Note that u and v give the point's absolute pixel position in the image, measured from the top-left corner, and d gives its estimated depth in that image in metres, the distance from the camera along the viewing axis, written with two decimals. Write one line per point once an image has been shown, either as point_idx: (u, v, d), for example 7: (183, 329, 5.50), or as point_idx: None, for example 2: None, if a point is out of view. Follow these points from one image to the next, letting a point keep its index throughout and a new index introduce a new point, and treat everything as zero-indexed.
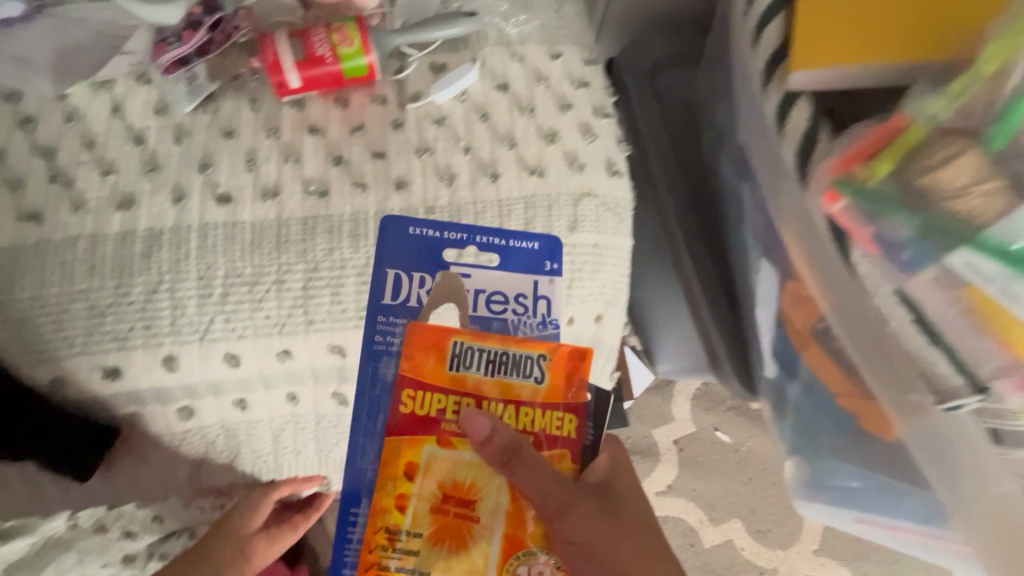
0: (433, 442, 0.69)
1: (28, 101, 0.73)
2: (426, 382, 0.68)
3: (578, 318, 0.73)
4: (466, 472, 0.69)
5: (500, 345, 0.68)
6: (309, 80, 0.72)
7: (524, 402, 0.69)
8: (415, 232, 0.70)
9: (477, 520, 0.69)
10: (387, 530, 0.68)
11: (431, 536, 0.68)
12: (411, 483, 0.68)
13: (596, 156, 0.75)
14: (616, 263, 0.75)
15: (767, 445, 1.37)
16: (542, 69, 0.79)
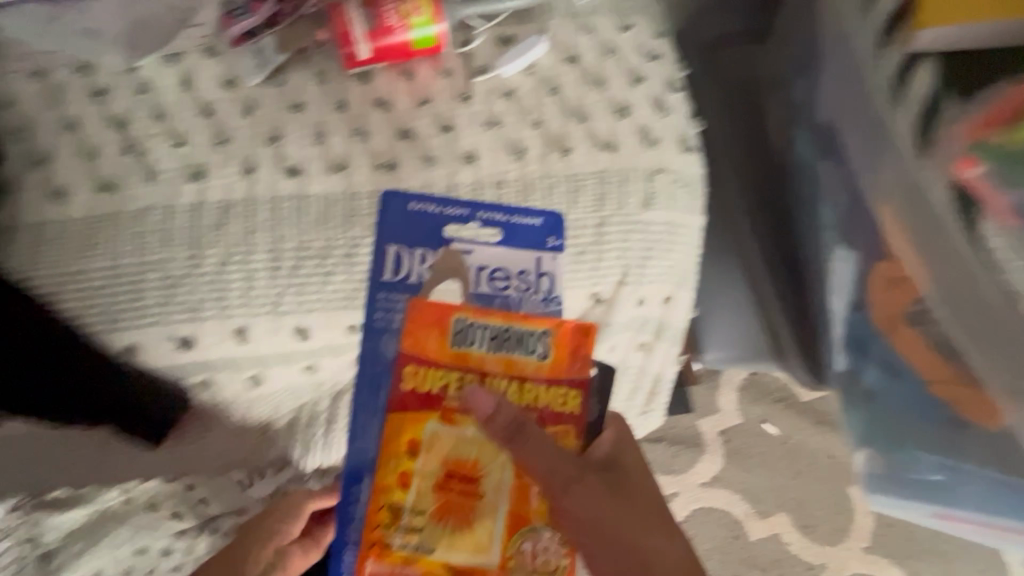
0: (437, 419, 0.58)
1: (99, 73, 0.73)
2: (428, 359, 0.58)
3: (648, 298, 0.72)
4: (472, 447, 0.58)
5: (501, 323, 0.58)
6: (378, 52, 0.72)
7: (527, 379, 0.58)
8: (414, 207, 0.60)
9: (486, 498, 0.58)
10: (392, 512, 0.58)
11: (437, 512, 0.57)
12: (414, 461, 0.58)
13: (669, 132, 0.72)
14: (687, 242, 0.73)
15: (815, 439, 1.34)
16: (611, 41, 0.76)
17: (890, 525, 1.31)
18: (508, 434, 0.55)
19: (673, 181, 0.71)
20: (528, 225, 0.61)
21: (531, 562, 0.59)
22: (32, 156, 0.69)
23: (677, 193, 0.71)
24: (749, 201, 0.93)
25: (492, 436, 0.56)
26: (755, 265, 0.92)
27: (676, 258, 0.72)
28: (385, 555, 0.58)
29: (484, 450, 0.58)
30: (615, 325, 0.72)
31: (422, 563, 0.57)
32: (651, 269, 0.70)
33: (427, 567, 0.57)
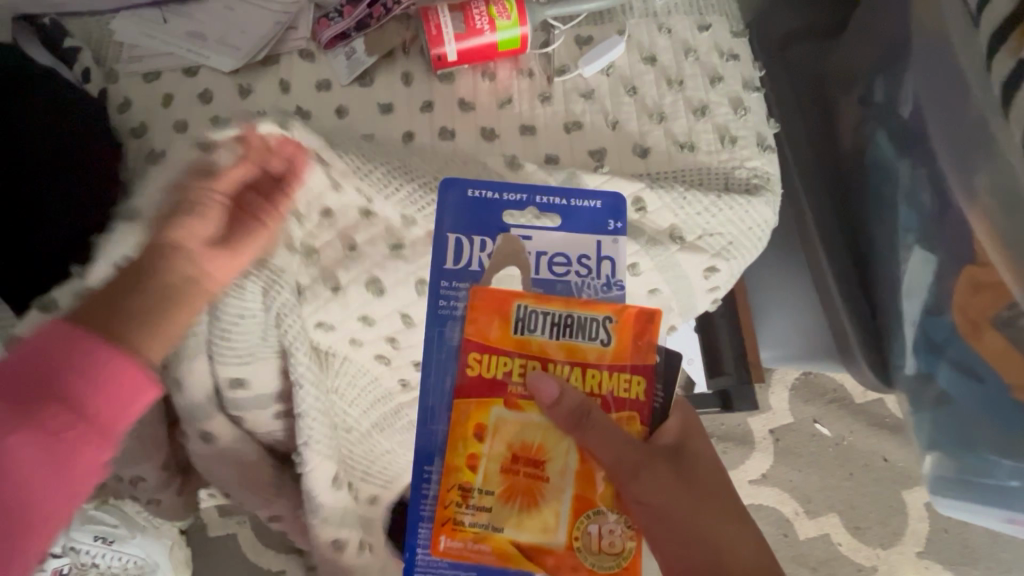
0: (502, 404, 0.59)
1: (204, 75, 0.78)
2: (491, 345, 0.59)
3: (718, 270, 0.72)
4: (537, 433, 0.59)
5: (562, 309, 0.59)
6: (465, 54, 0.75)
7: (590, 365, 0.59)
8: (472, 195, 0.62)
9: (552, 483, 0.58)
10: (462, 496, 0.58)
11: (504, 493, 0.58)
12: (482, 444, 0.58)
13: (746, 132, 0.73)
14: (755, 228, 0.72)
15: (868, 441, 1.33)
16: (690, 41, 0.77)
17: (945, 531, 1.29)
18: (573, 419, 0.57)
19: (748, 183, 0.72)
20: (586, 210, 0.63)
21: (597, 551, 0.58)
22: (148, 153, 0.75)
23: (752, 193, 0.71)
24: (818, 201, 0.93)
25: (559, 421, 0.57)
26: (821, 266, 0.91)
27: (724, 227, 0.71)
28: (457, 536, 0.58)
29: (550, 436, 0.59)
30: (650, 244, 0.68)
31: (492, 544, 0.58)
32: (695, 223, 0.70)
33: (497, 550, 0.58)
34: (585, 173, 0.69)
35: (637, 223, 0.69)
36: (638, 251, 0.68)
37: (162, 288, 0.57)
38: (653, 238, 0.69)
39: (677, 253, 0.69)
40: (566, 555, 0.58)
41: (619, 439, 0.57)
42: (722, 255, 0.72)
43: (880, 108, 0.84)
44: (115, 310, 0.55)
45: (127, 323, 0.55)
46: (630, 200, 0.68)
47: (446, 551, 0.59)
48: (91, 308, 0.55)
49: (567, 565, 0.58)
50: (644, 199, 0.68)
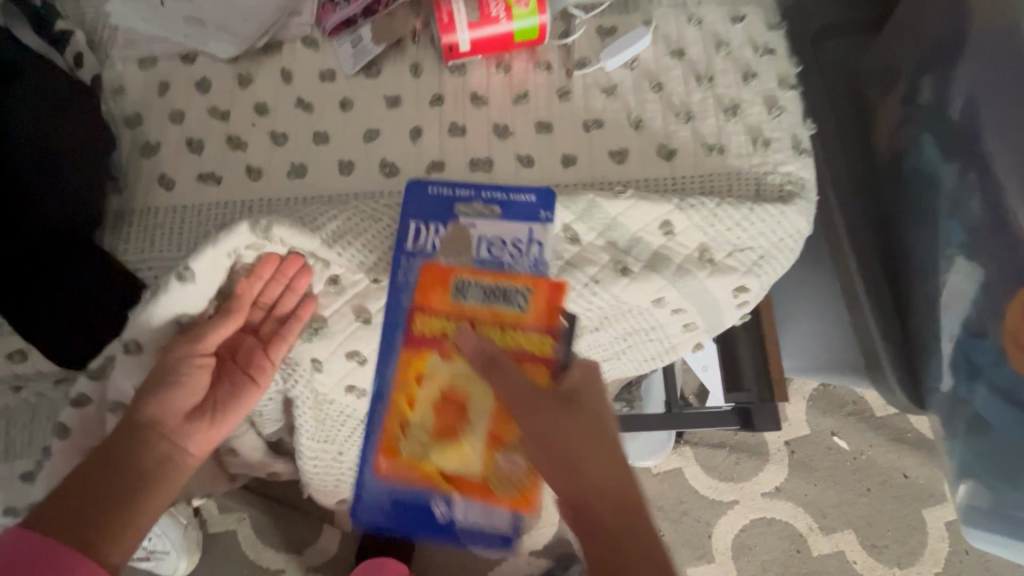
0: (437, 355, 0.63)
1: (203, 63, 0.74)
2: (430, 307, 0.63)
3: (748, 287, 0.68)
4: (461, 377, 0.63)
5: (491, 282, 0.63)
6: (478, 45, 0.69)
7: (510, 330, 0.63)
8: (433, 191, 0.65)
9: (471, 424, 0.63)
10: (397, 429, 0.64)
11: (431, 429, 0.63)
12: (417, 389, 0.63)
13: (781, 134, 0.68)
14: (789, 241, 0.67)
15: (887, 455, 1.28)
16: (721, 34, 0.72)
17: (967, 552, 1.23)
18: (483, 365, 0.60)
19: (781, 190, 0.66)
20: (522, 200, 0.64)
21: (504, 483, 0.64)
22: (144, 144, 0.71)
23: (785, 201, 0.66)
24: (851, 209, 0.87)
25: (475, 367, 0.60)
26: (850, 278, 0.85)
27: (756, 241, 0.66)
28: (396, 459, 0.64)
29: (470, 382, 0.63)
30: (680, 274, 0.66)
31: (421, 471, 0.64)
32: (725, 240, 0.66)
33: (424, 477, 0.64)
34: (605, 200, 0.64)
35: (664, 248, 0.66)
36: (667, 286, 0.67)
37: (147, 467, 0.60)
38: (682, 267, 0.66)
39: (709, 279, 0.67)
40: (481, 484, 0.64)
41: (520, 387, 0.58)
42: (753, 272, 0.68)
43: (926, 111, 0.78)
44: (103, 494, 0.58)
45: (114, 511, 0.57)
46: (657, 225, 0.65)
47: (384, 476, 0.64)
48: (73, 487, 0.57)
49: (479, 490, 0.64)
50: (672, 222, 0.65)
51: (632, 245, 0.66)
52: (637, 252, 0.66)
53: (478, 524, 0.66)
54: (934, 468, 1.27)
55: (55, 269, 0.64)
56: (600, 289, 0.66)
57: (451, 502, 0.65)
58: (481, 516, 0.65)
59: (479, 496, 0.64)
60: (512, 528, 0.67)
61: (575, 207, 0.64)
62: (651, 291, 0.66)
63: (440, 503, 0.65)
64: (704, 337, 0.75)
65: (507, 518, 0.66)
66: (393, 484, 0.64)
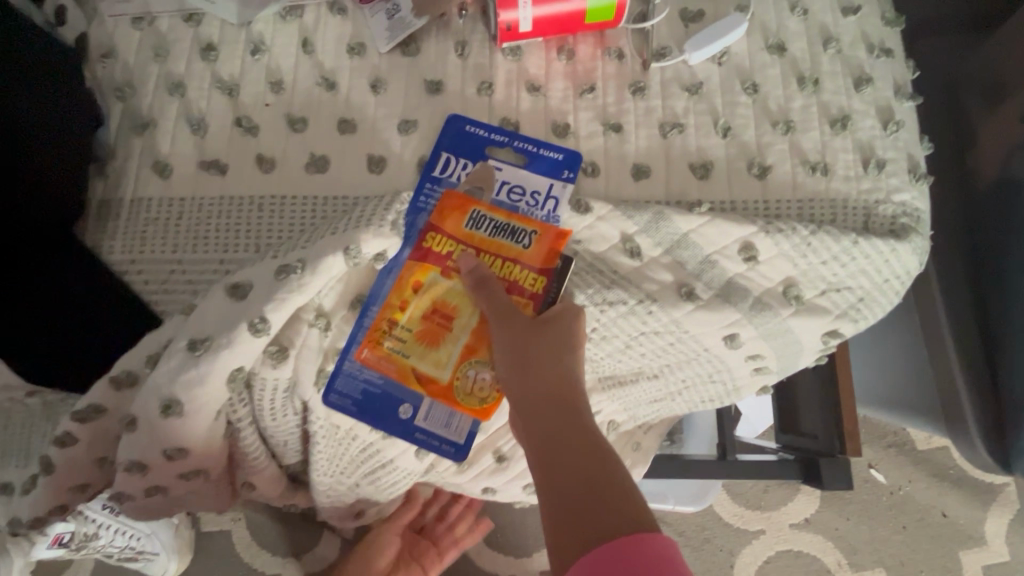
0: (438, 271, 0.55)
1: (209, 26, 0.62)
2: (439, 225, 0.55)
3: (842, 331, 0.57)
4: (456, 291, 0.55)
5: (504, 219, 0.55)
6: (541, 24, 0.58)
7: (512, 264, 0.55)
8: (469, 130, 0.57)
9: (458, 337, 0.55)
10: (382, 325, 0.55)
11: (419, 336, 0.55)
12: (410, 300, 0.55)
13: (896, 154, 0.57)
14: (896, 283, 0.56)
15: (928, 493, 1.20)
16: (829, 28, 0.60)
17: None
18: (477, 280, 0.53)
19: (893, 223, 0.55)
20: (556, 158, 0.57)
21: (471, 396, 0.56)
22: (136, 121, 0.60)
23: (898, 238, 0.55)
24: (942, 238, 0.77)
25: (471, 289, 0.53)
26: (937, 320, 0.75)
27: (856, 280, 0.55)
28: (376, 356, 0.55)
29: (465, 301, 0.55)
30: (757, 310, 0.55)
31: (399, 375, 0.55)
32: (817, 276, 0.54)
33: (401, 376, 0.55)
34: (676, 213, 0.54)
35: (743, 277, 0.55)
36: (739, 320, 0.55)
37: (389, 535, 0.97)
38: (761, 301, 0.55)
39: (792, 318, 0.55)
40: (446, 395, 0.56)
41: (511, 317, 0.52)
42: (848, 315, 0.56)
43: None
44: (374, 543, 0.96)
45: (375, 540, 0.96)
46: (737, 247, 0.54)
47: (360, 370, 0.55)
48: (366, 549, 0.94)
49: (450, 401, 0.56)
50: (755, 246, 0.54)
51: (703, 269, 0.55)
52: (709, 277, 0.55)
53: (438, 436, 0.57)
54: (975, 507, 1.19)
55: (26, 272, 0.54)
56: (657, 310, 0.55)
57: (416, 405, 0.56)
58: (441, 425, 0.56)
59: (443, 406, 0.56)
60: (464, 439, 0.57)
61: (639, 218, 0.54)
62: (720, 325, 0.56)
63: (407, 404, 0.56)
64: (773, 379, 0.63)
65: (467, 430, 0.57)
66: (359, 370, 0.55)
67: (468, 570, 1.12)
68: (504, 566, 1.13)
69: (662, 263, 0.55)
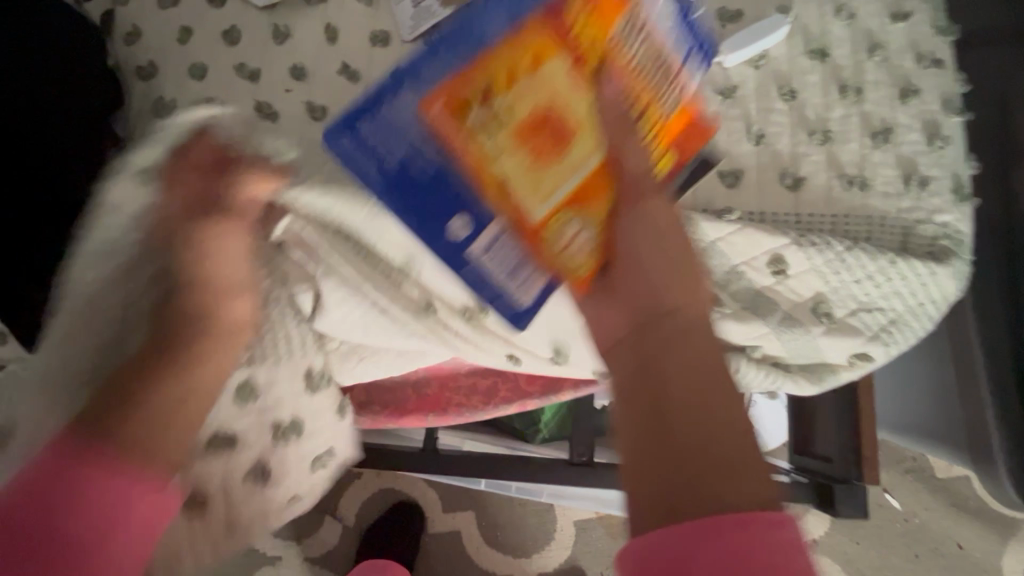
0: (564, 58, 0.43)
1: (233, 7, 0.62)
2: (596, 18, 0.44)
3: (869, 355, 0.53)
4: (584, 109, 0.45)
5: (662, 55, 0.48)
6: None
7: (657, 116, 0.48)
8: None
9: (565, 164, 0.44)
10: (476, 85, 0.41)
11: (517, 128, 0.43)
12: (516, 80, 0.42)
13: (940, 172, 0.53)
14: (932, 308, 0.53)
15: (944, 523, 1.16)
16: (876, 34, 0.57)
17: None
18: (619, 119, 0.45)
19: (933, 245, 0.52)
20: (701, 29, 0.51)
21: (559, 248, 0.46)
22: (155, 101, 0.59)
23: (938, 261, 0.52)
24: None
25: (605, 122, 0.45)
26: (973, 360, 0.65)
27: (888, 302, 0.52)
28: (450, 110, 0.41)
29: (588, 125, 0.45)
30: (786, 325, 0.53)
31: (475, 172, 0.43)
32: (849, 294, 0.52)
33: (473, 173, 0.43)
34: (705, 220, 0.52)
35: (770, 290, 0.53)
36: (767, 333, 0.53)
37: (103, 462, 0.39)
38: (790, 317, 0.53)
39: (822, 336, 0.53)
40: (527, 234, 0.45)
41: (651, 200, 0.45)
42: (879, 339, 0.53)
43: None
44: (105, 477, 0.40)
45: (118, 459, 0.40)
46: (766, 260, 0.52)
47: (430, 118, 0.41)
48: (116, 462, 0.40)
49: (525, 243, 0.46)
50: (785, 259, 0.52)
51: (727, 280, 0.53)
52: (735, 289, 0.53)
53: (494, 285, 0.47)
54: (994, 540, 1.14)
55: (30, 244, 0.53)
56: None
57: (478, 226, 0.45)
58: (501, 273, 0.47)
59: (516, 242, 0.46)
60: (527, 303, 0.48)
61: None
62: (746, 335, 0.53)
63: (466, 219, 0.44)
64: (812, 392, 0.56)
65: (536, 289, 0.48)
66: (400, 120, 0.41)
67: (467, 566, 1.12)
68: (502, 564, 1.12)
69: None
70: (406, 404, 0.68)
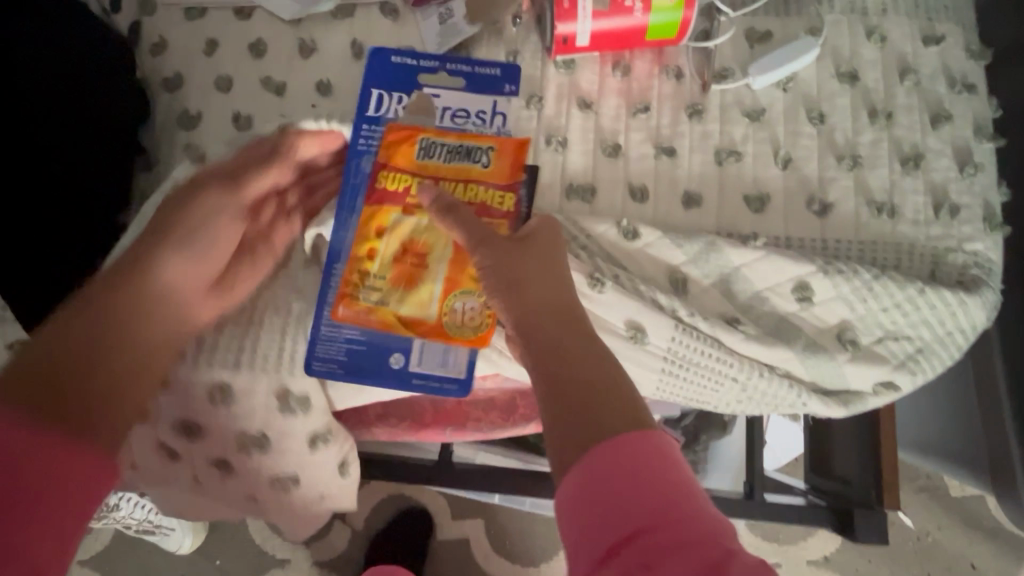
0: (399, 211, 0.51)
1: (259, 20, 0.62)
2: None
3: (892, 381, 0.52)
4: (422, 224, 0.51)
5: None
6: (600, 39, 0.55)
7: None
8: None
9: (428, 269, 0.50)
10: (352, 278, 0.50)
11: (388, 276, 0.50)
12: (377, 240, 0.50)
13: (971, 200, 0.53)
14: (960, 337, 0.52)
15: (958, 542, 1.15)
16: (907, 58, 0.56)
17: None
18: (443, 204, 0.47)
19: (962, 274, 0.52)
20: None
21: (463, 327, 0.49)
22: (182, 114, 0.59)
23: (968, 291, 0.51)
24: None
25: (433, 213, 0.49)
26: (994, 387, 0.65)
27: (916, 331, 0.52)
28: (351, 306, 0.50)
29: (434, 235, 0.50)
30: (811, 352, 0.52)
31: (377, 321, 0.50)
32: (875, 323, 0.52)
33: (380, 324, 0.50)
34: (729, 245, 0.52)
35: (795, 316, 0.52)
36: (792, 359, 0.52)
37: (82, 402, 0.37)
38: (816, 343, 0.52)
39: (847, 364, 0.52)
40: (430, 334, 0.49)
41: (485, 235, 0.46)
42: (906, 368, 0.52)
43: None
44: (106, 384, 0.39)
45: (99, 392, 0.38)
46: (791, 286, 0.52)
47: (341, 320, 0.50)
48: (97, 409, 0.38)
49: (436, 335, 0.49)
50: (811, 286, 0.51)
51: (751, 305, 0.53)
52: (759, 314, 0.53)
53: (436, 377, 0.50)
54: (1008, 562, 1.13)
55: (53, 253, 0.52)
56: (705, 327, 0.51)
57: (408, 353, 0.50)
58: (437, 364, 0.50)
59: (437, 345, 0.50)
60: (466, 373, 0.50)
61: (689, 247, 0.52)
62: (771, 360, 0.52)
63: (398, 351, 0.50)
64: (837, 415, 0.54)
65: (467, 362, 0.50)
66: (339, 329, 0.50)
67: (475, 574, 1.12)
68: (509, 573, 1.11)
69: (712, 294, 0.53)
70: (423, 417, 0.67)
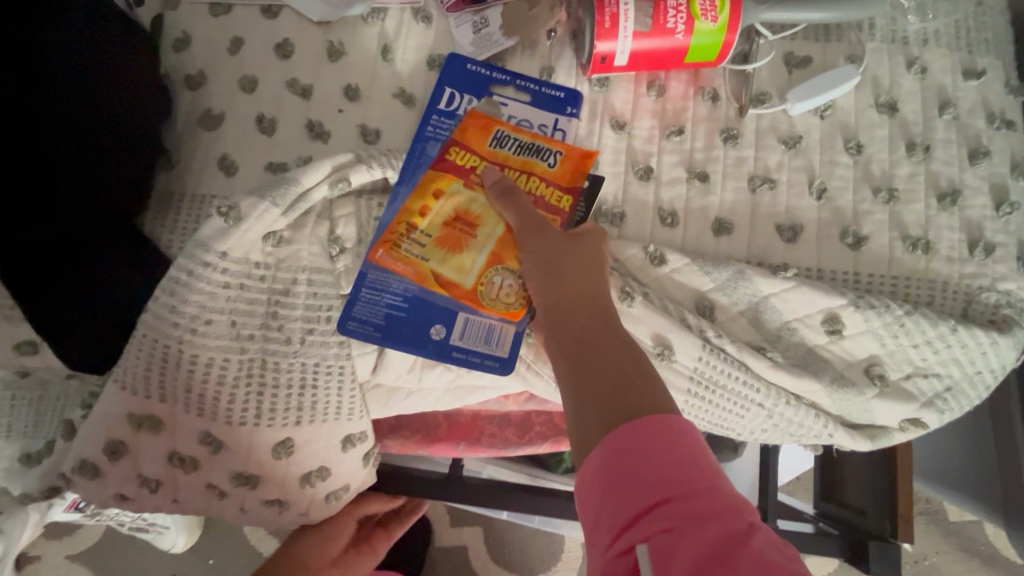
0: (461, 183, 0.51)
1: (288, 20, 0.60)
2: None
3: (919, 418, 0.52)
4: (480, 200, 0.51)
5: None
6: (638, 59, 0.54)
7: None
8: None
9: (477, 238, 0.50)
10: (400, 228, 0.50)
11: (437, 234, 0.50)
12: (434, 202, 0.50)
13: (1006, 238, 0.52)
14: (989, 376, 0.51)
15: (954, 568, 1.15)
16: (947, 91, 0.55)
17: None
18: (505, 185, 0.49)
19: (994, 313, 0.51)
20: None
21: (497, 302, 0.49)
22: (204, 113, 0.58)
23: (1000, 330, 0.51)
24: None
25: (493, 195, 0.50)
26: (1011, 423, 0.65)
27: (945, 368, 0.51)
28: (389, 259, 0.49)
29: (490, 212, 0.51)
30: (839, 385, 0.51)
31: (416, 279, 0.49)
32: (905, 359, 0.51)
33: (419, 283, 0.49)
34: (759, 274, 0.51)
35: (825, 348, 0.52)
36: (819, 391, 0.51)
37: None
38: (843, 377, 0.51)
39: (876, 400, 0.51)
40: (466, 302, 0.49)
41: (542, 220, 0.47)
42: (933, 406, 0.52)
43: None
44: None
45: None
46: (821, 318, 0.51)
47: (377, 276, 0.49)
48: None
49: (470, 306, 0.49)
50: (841, 319, 0.50)
51: (780, 335, 0.52)
52: (787, 345, 0.52)
53: (477, 352, 0.49)
54: None
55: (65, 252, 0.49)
56: (733, 352, 0.50)
57: (449, 324, 0.49)
58: (476, 339, 0.49)
59: (481, 320, 0.49)
60: (509, 352, 0.49)
61: (718, 275, 0.51)
62: (798, 391, 0.51)
63: (438, 321, 0.49)
64: (862, 448, 0.54)
65: (511, 342, 0.49)
66: (383, 282, 0.49)
67: None
68: None
69: (741, 323, 0.52)
70: (436, 431, 0.66)
